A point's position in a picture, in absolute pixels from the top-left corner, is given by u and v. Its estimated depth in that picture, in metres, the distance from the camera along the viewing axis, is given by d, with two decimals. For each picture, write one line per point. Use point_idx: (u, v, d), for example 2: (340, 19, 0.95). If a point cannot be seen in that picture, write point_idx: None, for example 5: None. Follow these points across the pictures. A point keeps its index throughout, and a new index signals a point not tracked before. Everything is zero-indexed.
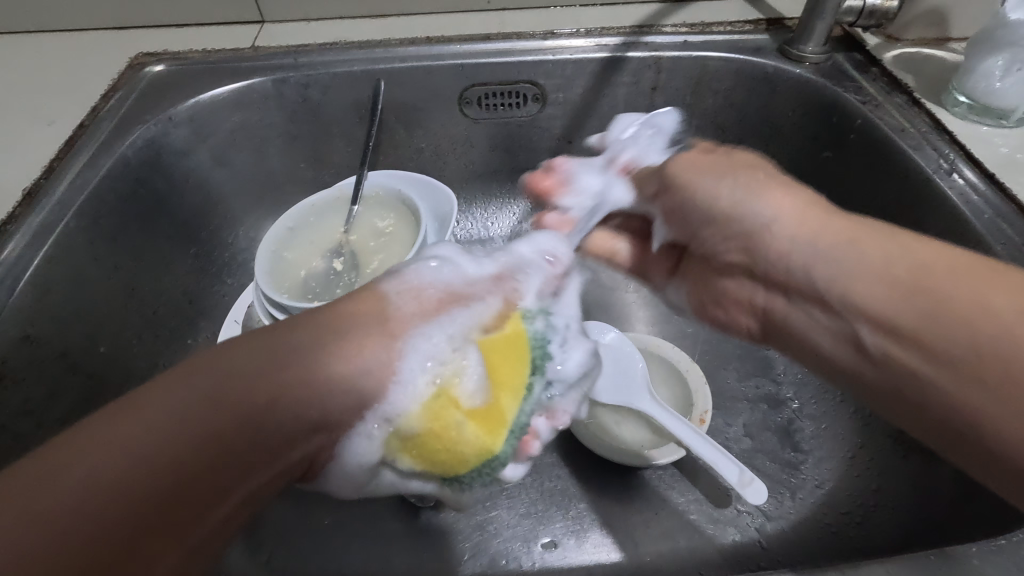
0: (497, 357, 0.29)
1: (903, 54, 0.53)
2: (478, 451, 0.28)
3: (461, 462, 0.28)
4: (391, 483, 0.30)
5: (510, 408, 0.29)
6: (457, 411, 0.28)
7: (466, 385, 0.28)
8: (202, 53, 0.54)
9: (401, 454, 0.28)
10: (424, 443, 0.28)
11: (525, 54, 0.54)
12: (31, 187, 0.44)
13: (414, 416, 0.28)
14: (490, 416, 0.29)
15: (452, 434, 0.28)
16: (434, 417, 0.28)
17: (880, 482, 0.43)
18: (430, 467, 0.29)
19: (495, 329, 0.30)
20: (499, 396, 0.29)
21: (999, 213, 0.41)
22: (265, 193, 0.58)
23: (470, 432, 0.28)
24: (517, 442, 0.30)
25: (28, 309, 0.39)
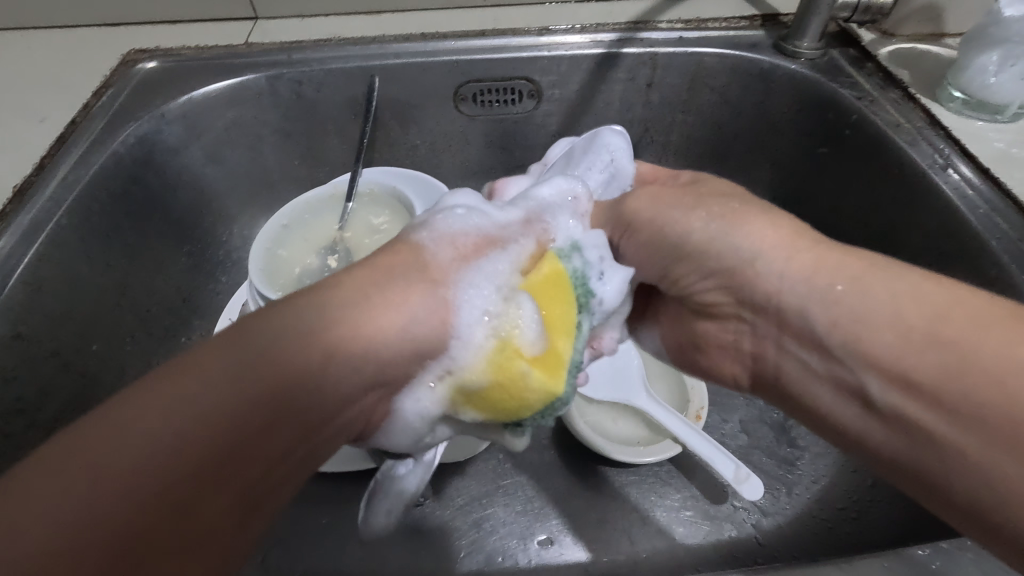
0: (546, 304, 0.31)
1: (899, 50, 0.53)
2: (545, 395, 0.30)
3: (531, 407, 0.30)
4: (450, 435, 0.32)
5: (565, 350, 0.31)
6: (524, 355, 0.29)
7: (525, 332, 0.30)
8: (195, 49, 0.54)
9: (471, 404, 0.30)
10: (497, 391, 0.29)
11: (520, 51, 0.53)
12: (21, 184, 0.43)
13: (478, 369, 0.29)
14: (553, 364, 0.30)
15: (523, 376, 0.29)
16: (505, 363, 0.29)
17: (875, 479, 0.42)
18: (503, 413, 0.30)
19: (535, 274, 0.32)
20: (555, 339, 0.31)
21: (995, 208, 0.41)
22: (259, 191, 0.58)
23: (537, 377, 0.29)
24: (574, 380, 0.32)
25: (19, 307, 0.39)
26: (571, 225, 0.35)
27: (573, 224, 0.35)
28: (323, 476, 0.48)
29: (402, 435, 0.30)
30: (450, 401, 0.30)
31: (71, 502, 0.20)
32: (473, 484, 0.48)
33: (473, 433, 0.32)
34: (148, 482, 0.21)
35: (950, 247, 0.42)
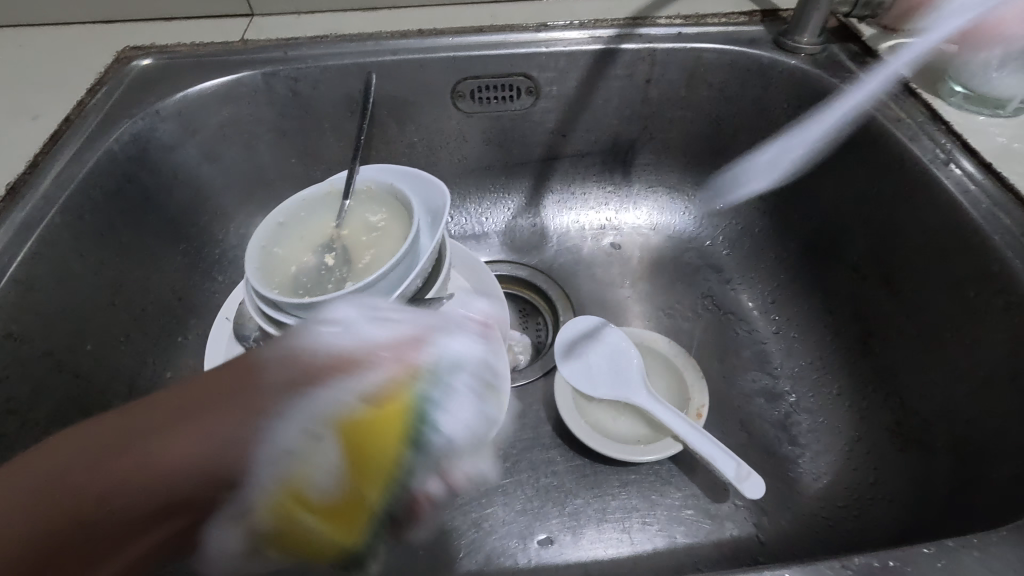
0: (363, 454, 0.29)
1: (899, 44, 0.53)
2: (329, 540, 0.30)
3: (327, 552, 0.31)
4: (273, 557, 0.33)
5: (368, 497, 0.30)
6: (315, 508, 0.29)
7: (320, 482, 0.29)
8: (190, 46, 0.54)
9: (275, 544, 0.31)
10: (290, 538, 0.30)
11: (517, 46, 0.53)
12: (13, 182, 0.43)
13: (261, 515, 0.29)
14: (344, 510, 0.30)
15: (313, 528, 0.30)
16: (299, 515, 0.29)
17: (877, 475, 0.44)
18: (302, 553, 0.31)
19: (362, 406, 0.30)
20: (364, 488, 0.30)
21: (997, 203, 0.41)
22: (254, 189, 0.57)
23: (322, 528, 0.30)
24: (380, 524, 0.32)
25: (11, 307, 0.39)
26: (461, 344, 0.36)
27: (461, 343, 0.36)
28: None
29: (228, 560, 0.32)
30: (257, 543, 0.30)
31: None
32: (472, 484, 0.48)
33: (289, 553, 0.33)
34: None
35: (952, 242, 0.42)
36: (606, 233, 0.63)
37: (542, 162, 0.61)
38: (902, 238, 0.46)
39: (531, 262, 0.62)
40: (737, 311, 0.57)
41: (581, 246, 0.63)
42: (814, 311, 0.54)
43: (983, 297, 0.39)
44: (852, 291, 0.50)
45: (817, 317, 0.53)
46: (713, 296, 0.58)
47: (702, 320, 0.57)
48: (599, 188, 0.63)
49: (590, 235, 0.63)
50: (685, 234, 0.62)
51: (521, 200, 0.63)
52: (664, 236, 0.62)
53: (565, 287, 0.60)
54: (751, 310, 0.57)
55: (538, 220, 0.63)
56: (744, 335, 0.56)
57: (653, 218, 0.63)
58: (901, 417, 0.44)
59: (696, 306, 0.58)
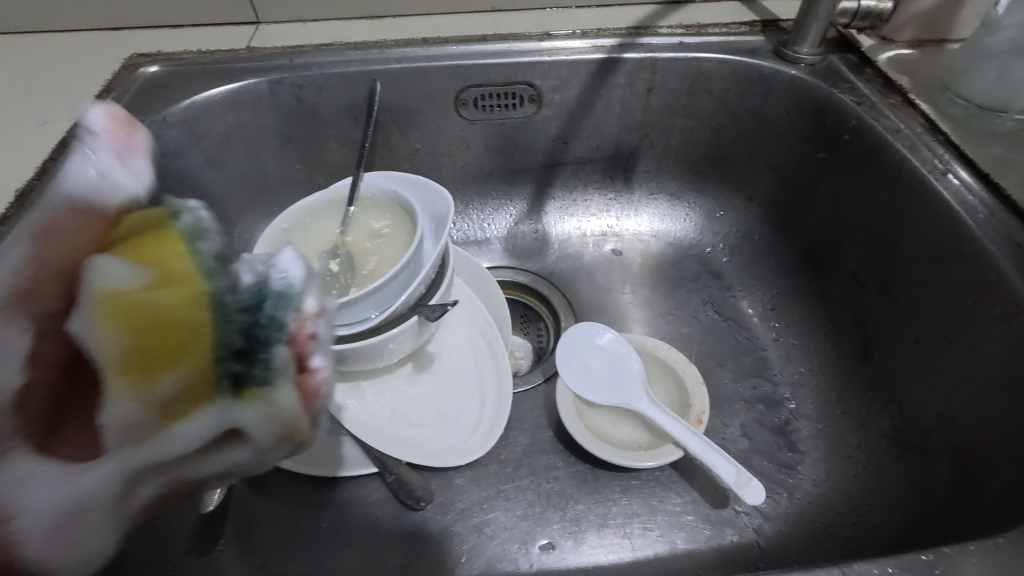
0: (147, 240, 0.23)
1: (898, 56, 0.54)
2: (185, 303, 0.20)
3: (201, 348, 0.20)
4: (182, 431, 0.22)
5: (186, 259, 0.22)
6: (135, 292, 0.21)
7: (124, 273, 0.21)
8: (197, 54, 0.54)
9: (139, 378, 0.20)
10: (141, 347, 0.20)
11: (520, 55, 0.54)
12: (23, 188, 0.43)
13: (103, 339, 0.20)
14: (165, 276, 0.21)
15: (155, 311, 0.20)
16: (128, 309, 0.20)
17: (876, 482, 0.44)
18: (179, 369, 0.20)
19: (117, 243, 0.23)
20: (164, 256, 0.22)
21: (993, 213, 0.41)
22: (259, 195, 0.57)
23: (157, 296, 0.20)
24: (252, 301, 0.22)
25: None
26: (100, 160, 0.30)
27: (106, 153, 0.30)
28: (324, 481, 0.47)
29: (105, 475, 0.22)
30: (119, 390, 0.21)
31: None
32: (474, 489, 0.48)
33: (204, 427, 0.22)
34: None
35: (950, 252, 0.42)
36: (607, 239, 0.64)
37: (544, 169, 0.62)
38: (900, 247, 0.46)
39: (533, 268, 0.63)
40: (737, 317, 0.58)
41: (583, 252, 0.63)
42: (813, 318, 0.54)
43: (980, 306, 0.40)
44: (850, 298, 0.51)
45: (817, 324, 0.54)
46: (713, 302, 0.59)
47: (702, 326, 0.57)
48: (599, 195, 0.63)
49: (591, 242, 0.63)
50: (685, 240, 0.62)
51: (523, 206, 0.64)
52: (665, 242, 0.63)
53: (566, 292, 0.61)
54: (751, 316, 0.57)
55: (539, 226, 0.64)
56: (744, 342, 0.56)
57: (654, 225, 0.63)
58: (899, 424, 0.45)
59: (696, 312, 0.58)
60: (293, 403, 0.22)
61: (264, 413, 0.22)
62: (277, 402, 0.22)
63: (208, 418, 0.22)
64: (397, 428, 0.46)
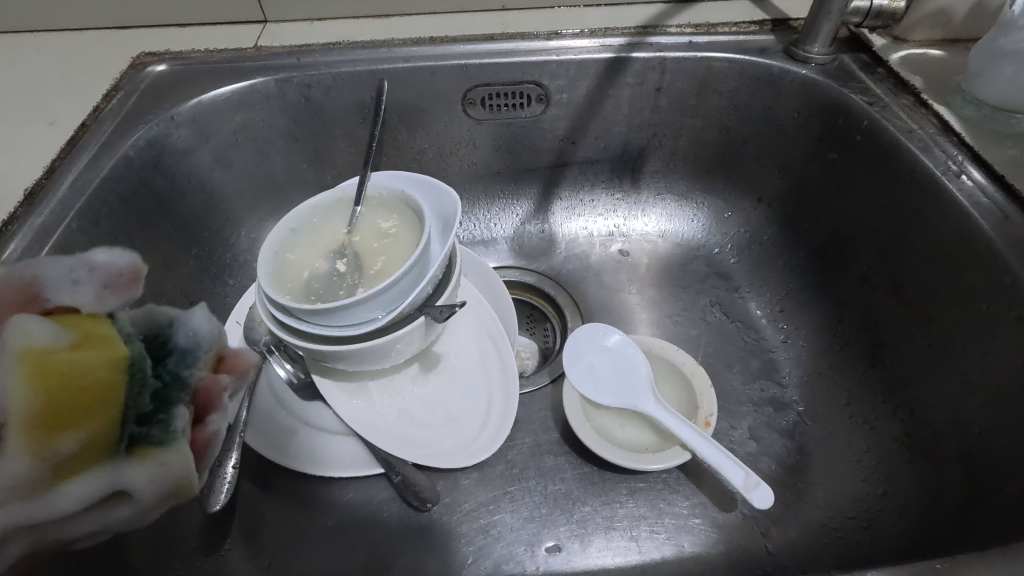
0: (65, 314, 0.27)
1: (910, 55, 0.53)
2: (108, 369, 0.26)
3: (107, 412, 0.26)
4: (69, 489, 0.25)
5: (114, 337, 0.28)
6: (58, 352, 0.25)
7: (44, 334, 0.25)
8: (205, 52, 0.54)
9: (45, 435, 0.24)
10: (58, 407, 0.24)
11: (528, 54, 0.54)
12: (31, 186, 0.43)
13: (13, 397, 0.23)
14: (90, 344, 0.26)
15: (75, 373, 0.25)
16: (48, 366, 0.24)
17: (887, 486, 0.44)
18: (82, 427, 0.25)
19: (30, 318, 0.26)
20: (88, 325, 0.27)
21: (1009, 214, 0.40)
22: (266, 194, 0.57)
23: (85, 360, 0.26)
24: (165, 376, 0.29)
25: None
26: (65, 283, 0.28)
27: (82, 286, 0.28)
28: (330, 482, 0.47)
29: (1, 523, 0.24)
30: (16, 447, 0.24)
31: None
32: (480, 490, 0.48)
33: (88, 487, 0.26)
34: None
35: (963, 255, 0.42)
36: (614, 240, 0.63)
37: (551, 169, 0.61)
38: (912, 250, 0.46)
39: (539, 268, 0.62)
40: (745, 319, 0.57)
41: (590, 253, 0.63)
42: (823, 320, 0.54)
43: (995, 310, 0.39)
44: (860, 301, 0.51)
45: (826, 326, 0.53)
46: (721, 303, 0.59)
47: (709, 328, 0.57)
48: (606, 195, 0.63)
49: (598, 242, 0.63)
50: (693, 241, 0.62)
51: (529, 206, 0.63)
52: (672, 242, 0.63)
53: (573, 293, 0.60)
54: (759, 318, 0.57)
55: (546, 226, 0.64)
56: (752, 344, 0.56)
57: (661, 225, 0.63)
58: (911, 428, 0.44)
59: (704, 313, 0.58)
60: (178, 462, 0.28)
61: (152, 471, 0.27)
62: (164, 461, 0.28)
63: (93, 478, 0.26)
64: (403, 429, 0.46)
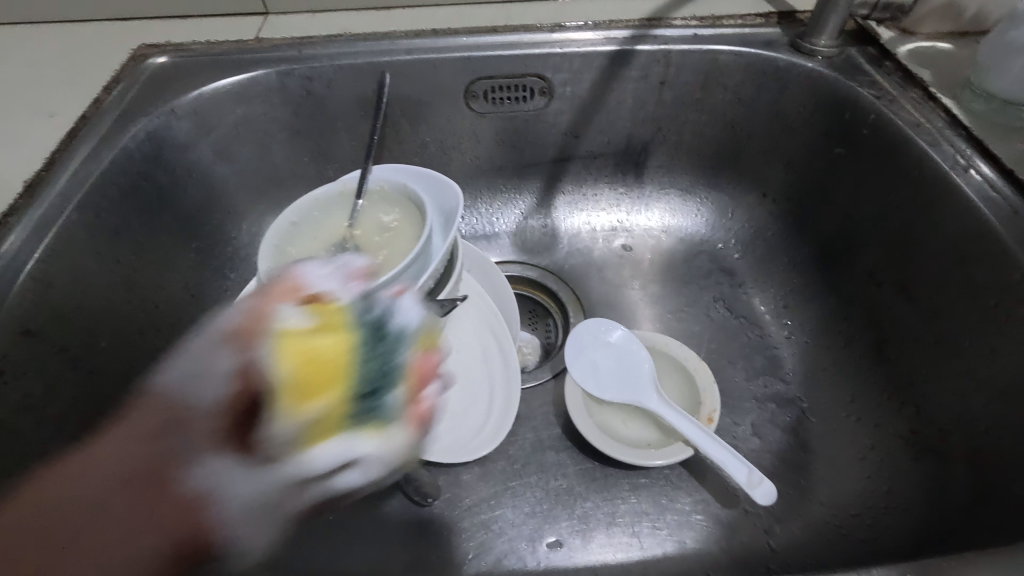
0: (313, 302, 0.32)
1: (918, 48, 0.52)
2: (333, 347, 0.29)
3: (342, 386, 0.28)
4: (321, 450, 0.27)
5: (341, 329, 0.29)
6: (305, 337, 0.29)
7: (296, 321, 0.30)
8: (205, 44, 0.54)
9: (302, 402, 0.27)
10: (303, 378, 0.27)
11: (532, 47, 0.53)
12: (31, 178, 0.43)
13: (280, 370, 0.28)
14: (325, 325, 0.30)
15: (321, 354, 0.28)
16: (297, 344, 0.28)
17: (891, 484, 0.43)
18: (325, 396, 0.27)
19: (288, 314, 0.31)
20: (320, 309, 0.31)
21: (1018, 209, 0.40)
22: (267, 187, 0.57)
23: (315, 341, 0.29)
24: (375, 366, 0.29)
25: (29, 303, 0.39)
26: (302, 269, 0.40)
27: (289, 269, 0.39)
28: None
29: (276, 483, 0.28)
30: (290, 416, 0.27)
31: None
32: (481, 485, 0.48)
33: (335, 450, 0.28)
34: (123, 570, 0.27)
35: (970, 250, 0.41)
36: (617, 235, 0.63)
37: (554, 164, 0.61)
38: (918, 246, 0.45)
39: (542, 263, 0.62)
40: (749, 315, 0.57)
41: (592, 248, 0.62)
42: (828, 316, 0.53)
43: (1003, 308, 0.39)
44: (866, 297, 0.50)
45: (831, 323, 0.53)
46: (724, 299, 0.58)
47: (713, 324, 0.57)
48: (610, 189, 0.63)
49: (601, 237, 0.63)
50: (697, 236, 0.62)
51: (532, 200, 0.63)
52: (676, 238, 0.62)
53: (575, 288, 0.60)
54: (763, 314, 0.56)
55: (548, 221, 0.63)
56: (756, 340, 0.55)
57: (665, 220, 0.63)
58: (915, 426, 0.44)
59: (707, 309, 0.58)
60: (399, 429, 0.29)
61: (382, 437, 0.28)
62: (386, 434, 0.29)
63: (336, 445, 0.27)
64: None
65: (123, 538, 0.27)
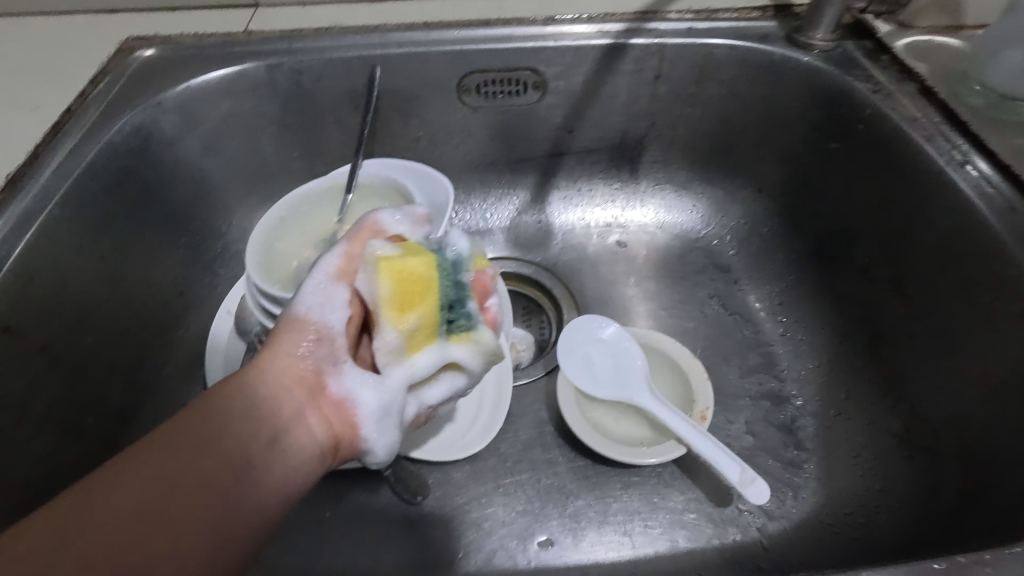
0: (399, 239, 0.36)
1: (915, 42, 0.52)
2: (425, 266, 0.32)
3: (434, 302, 0.31)
4: (419, 359, 0.32)
5: (423, 255, 0.33)
6: (401, 260, 0.32)
7: (387, 249, 0.33)
8: (194, 37, 0.53)
9: (399, 316, 0.31)
10: (402, 296, 0.31)
11: (524, 40, 0.52)
12: (13, 172, 0.43)
13: (380, 289, 0.31)
14: (414, 251, 0.33)
15: (415, 274, 0.32)
16: (388, 267, 0.31)
17: (884, 482, 0.43)
18: (419, 308, 0.31)
19: (386, 245, 0.33)
20: (410, 244, 0.34)
21: (1014, 205, 0.40)
22: (257, 182, 0.56)
23: (408, 263, 0.32)
24: (461, 289, 0.33)
25: (9, 299, 0.38)
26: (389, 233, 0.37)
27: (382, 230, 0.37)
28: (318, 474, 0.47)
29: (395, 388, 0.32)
30: (387, 324, 0.31)
31: (221, 543, 0.25)
32: (472, 484, 0.47)
33: (432, 359, 0.32)
34: (230, 527, 0.26)
35: (965, 246, 0.41)
36: (611, 231, 0.62)
37: (547, 159, 0.60)
38: (913, 242, 0.45)
39: (535, 259, 0.61)
40: (744, 312, 0.56)
41: (586, 244, 0.62)
42: (822, 312, 0.53)
43: (998, 304, 0.38)
44: (860, 294, 0.50)
45: (826, 319, 0.52)
46: (719, 296, 0.58)
47: (707, 320, 0.56)
48: (605, 184, 0.62)
49: (595, 233, 0.62)
50: (691, 232, 0.61)
51: (526, 196, 0.62)
52: (671, 233, 0.61)
53: (569, 284, 0.59)
54: (757, 311, 0.56)
55: (542, 216, 0.63)
56: (750, 336, 0.55)
57: (659, 216, 0.62)
58: (909, 423, 0.43)
59: (702, 305, 0.57)
60: (487, 340, 0.33)
61: (473, 349, 0.33)
62: (475, 340, 0.33)
63: (433, 352, 0.32)
64: None
65: (282, 442, 0.29)
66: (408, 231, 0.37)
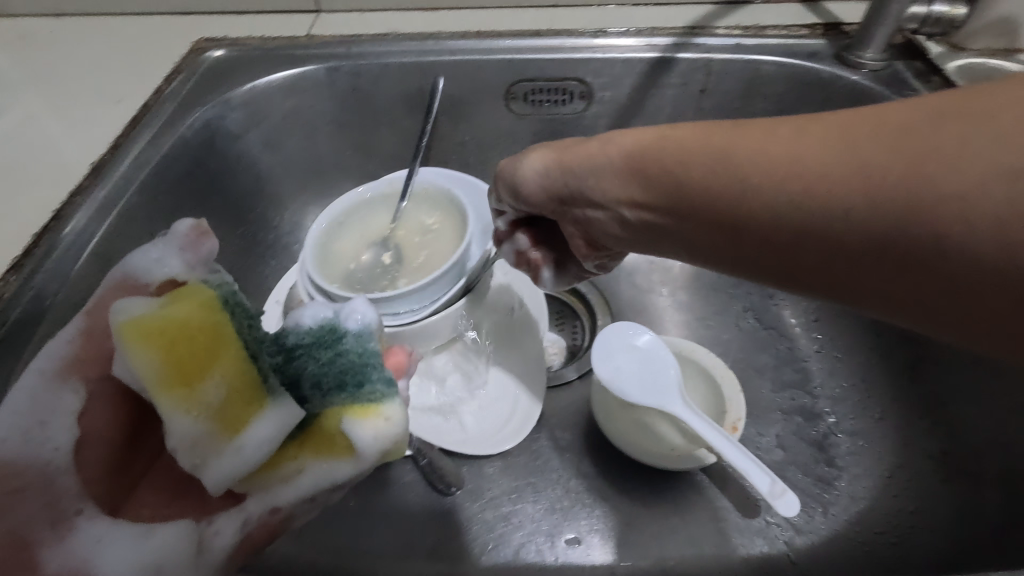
0: (166, 286, 0.27)
1: (966, 65, 0.51)
2: (202, 320, 0.24)
3: (230, 365, 0.24)
4: (249, 437, 0.24)
5: (189, 303, 0.25)
6: (156, 318, 0.24)
7: (137, 305, 0.25)
8: (261, 40, 0.56)
9: (188, 390, 0.24)
10: (176, 365, 0.24)
11: (574, 51, 0.54)
12: (97, 162, 0.46)
13: (140, 363, 0.23)
14: (174, 300, 0.25)
15: (187, 334, 0.24)
16: (151, 327, 0.24)
17: (920, 503, 0.42)
18: (218, 372, 0.24)
19: (135, 303, 0.25)
20: (173, 292, 0.25)
21: None
22: (311, 178, 0.60)
23: (170, 321, 0.24)
24: (327, 363, 0.27)
25: (91, 278, 0.41)
26: (158, 257, 0.28)
27: (150, 253, 0.29)
28: None
29: (175, 530, 0.25)
30: (169, 406, 0.23)
31: None
32: (504, 480, 0.49)
33: (269, 431, 0.25)
34: None
35: None
36: None
37: None
38: None
39: None
40: (778, 326, 0.57)
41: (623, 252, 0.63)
42: (861, 333, 0.52)
43: None
44: None
45: (865, 338, 0.52)
46: (755, 310, 0.58)
47: (742, 333, 0.57)
48: None
49: None
50: None
51: None
52: None
53: (604, 291, 0.61)
54: (793, 327, 0.56)
55: None
56: (784, 352, 0.55)
57: None
58: (946, 446, 0.43)
59: (737, 318, 0.58)
60: (397, 415, 0.26)
61: (374, 426, 0.26)
62: (375, 415, 0.26)
63: (264, 426, 0.25)
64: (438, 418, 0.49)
65: None
66: (184, 270, 0.27)
